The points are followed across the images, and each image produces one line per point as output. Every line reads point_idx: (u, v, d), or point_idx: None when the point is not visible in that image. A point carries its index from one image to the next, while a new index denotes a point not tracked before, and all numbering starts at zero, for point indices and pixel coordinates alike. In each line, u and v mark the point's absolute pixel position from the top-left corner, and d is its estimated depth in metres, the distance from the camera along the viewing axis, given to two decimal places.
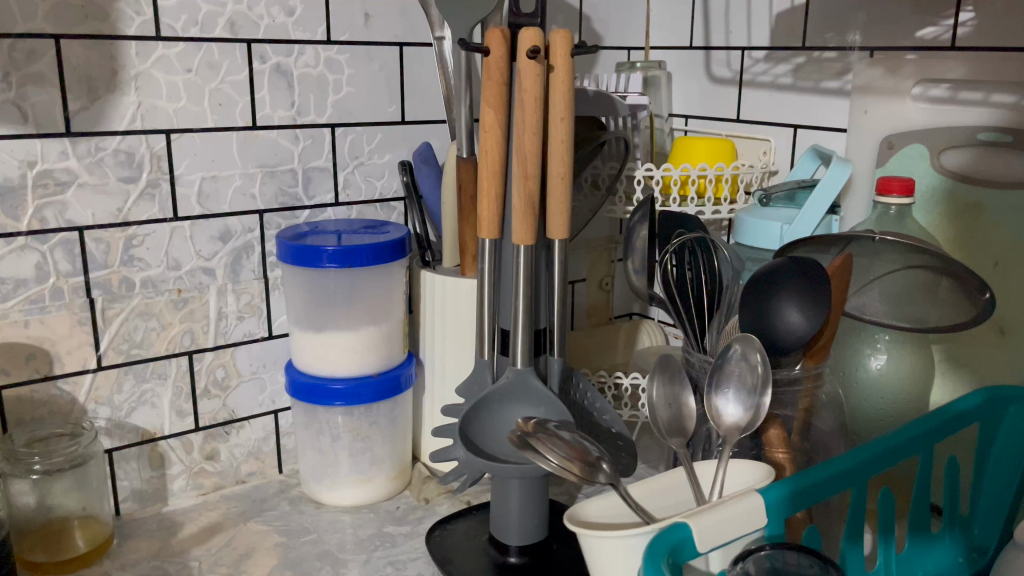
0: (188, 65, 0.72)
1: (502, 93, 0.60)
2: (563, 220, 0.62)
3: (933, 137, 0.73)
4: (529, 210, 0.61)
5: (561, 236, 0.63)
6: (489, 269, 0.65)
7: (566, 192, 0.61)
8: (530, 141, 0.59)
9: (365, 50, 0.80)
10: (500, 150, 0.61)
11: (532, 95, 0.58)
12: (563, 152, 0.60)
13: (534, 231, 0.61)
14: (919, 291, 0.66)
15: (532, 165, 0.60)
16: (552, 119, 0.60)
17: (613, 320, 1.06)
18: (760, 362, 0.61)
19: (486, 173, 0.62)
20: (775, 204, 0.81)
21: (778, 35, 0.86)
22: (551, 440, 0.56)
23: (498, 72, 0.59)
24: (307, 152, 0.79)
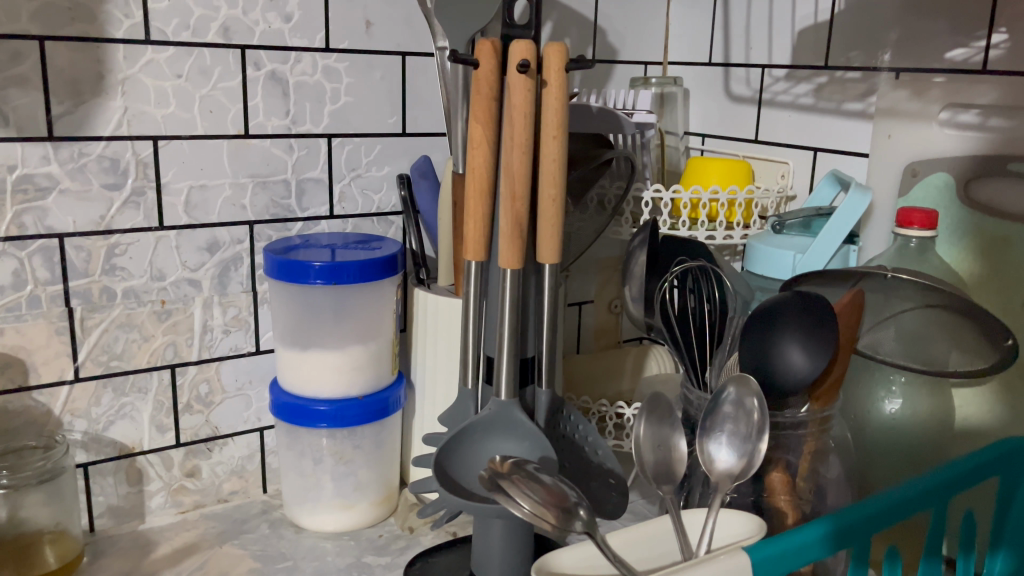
0: (178, 70, 0.69)
1: (490, 108, 0.56)
2: (553, 245, 0.59)
3: (964, 165, 0.68)
4: (517, 232, 0.57)
5: (552, 261, 0.59)
6: (474, 293, 0.61)
7: (557, 215, 0.58)
8: (519, 159, 0.56)
9: (365, 59, 0.78)
10: (487, 168, 0.58)
11: (522, 111, 0.55)
12: (555, 172, 0.57)
13: (521, 255, 0.58)
14: (936, 331, 0.61)
15: (520, 185, 0.56)
16: (544, 136, 0.57)
17: (622, 343, 1.01)
18: (756, 408, 0.57)
19: (472, 193, 0.58)
20: (789, 231, 0.76)
21: (799, 53, 0.82)
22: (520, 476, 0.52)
23: (486, 85, 0.56)
24: (302, 163, 0.77)
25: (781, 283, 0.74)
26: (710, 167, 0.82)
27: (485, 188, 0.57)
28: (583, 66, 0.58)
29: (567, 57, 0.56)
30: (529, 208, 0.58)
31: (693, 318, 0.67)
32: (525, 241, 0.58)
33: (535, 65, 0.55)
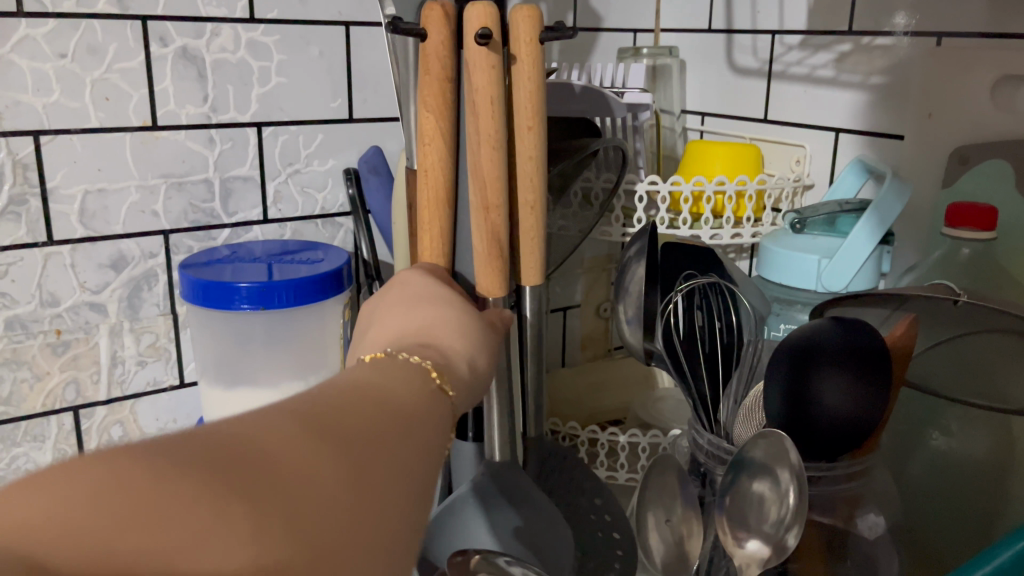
0: (61, 49, 0.56)
1: (444, 93, 0.44)
2: (536, 261, 0.48)
3: (1021, 150, 0.55)
4: (493, 252, 0.46)
5: (536, 281, 0.48)
6: None
7: (538, 225, 0.47)
8: (488, 157, 0.44)
9: (299, 31, 0.64)
10: (445, 170, 0.45)
11: (487, 96, 0.43)
12: (532, 173, 0.46)
13: (504, 281, 0.46)
14: (1004, 362, 0.49)
15: (494, 192, 0.44)
16: (517, 128, 0.45)
17: (613, 351, 0.89)
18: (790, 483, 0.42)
19: (426, 202, 0.46)
20: (811, 230, 0.65)
21: (816, 16, 0.69)
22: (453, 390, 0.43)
23: (437, 63, 0.43)
24: (226, 158, 0.64)
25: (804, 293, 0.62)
26: (714, 153, 0.70)
27: (443, 196, 0.45)
28: (561, 36, 0.46)
29: (540, 22, 0.44)
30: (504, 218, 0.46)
31: (702, 342, 0.55)
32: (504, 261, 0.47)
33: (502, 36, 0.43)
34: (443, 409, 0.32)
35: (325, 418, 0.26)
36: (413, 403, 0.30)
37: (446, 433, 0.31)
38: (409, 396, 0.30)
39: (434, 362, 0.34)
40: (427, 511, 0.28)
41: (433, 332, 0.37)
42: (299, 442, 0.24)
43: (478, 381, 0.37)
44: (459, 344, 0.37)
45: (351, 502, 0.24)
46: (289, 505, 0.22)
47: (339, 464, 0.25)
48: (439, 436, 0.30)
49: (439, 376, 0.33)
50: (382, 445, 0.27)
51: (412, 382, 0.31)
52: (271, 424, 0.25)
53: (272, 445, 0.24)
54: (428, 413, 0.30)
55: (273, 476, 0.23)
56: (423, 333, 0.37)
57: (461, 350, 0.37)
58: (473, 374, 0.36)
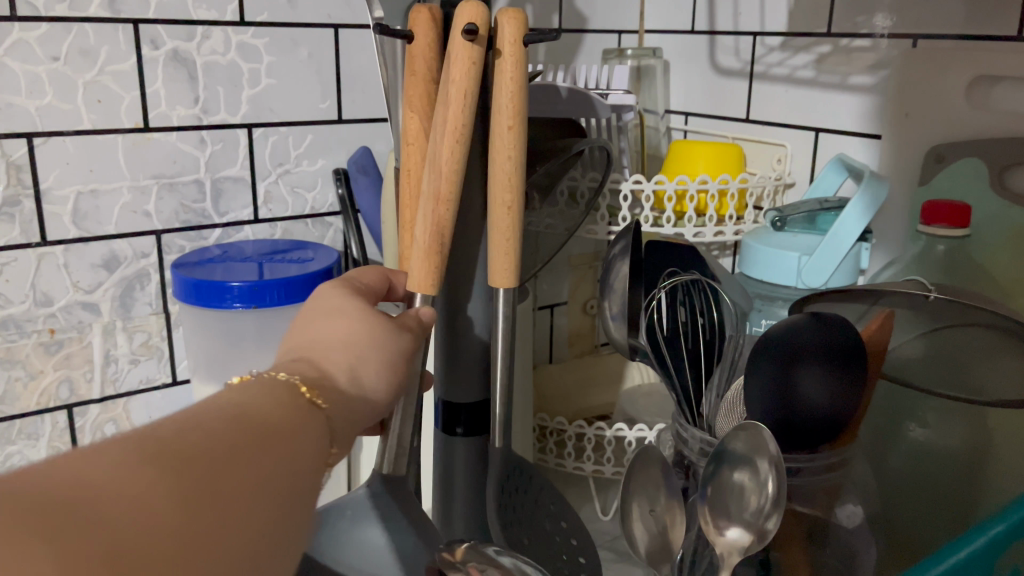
0: (54, 52, 0.57)
1: (429, 94, 0.46)
2: (508, 265, 0.47)
3: (994, 149, 0.57)
4: (435, 245, 0.44)
5: (507, 284, 0.47)
6: None
7: (513, 226, 0.46)
8: (450, 149, 0.44)
9: (288, 34, 0.65)
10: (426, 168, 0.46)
11: (461, 90, 0.43)
12: (509, 172, 0.46)
13: (438, 279, 0.45)
14: (972, 355, 0.50)
15: (449, 184, 0.44)
16: (498, 127, 0.45)
17: (599, 348, 0.91)
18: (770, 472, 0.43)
19: (405, 198, 0.47)
20: (792, 227, 0.66)
21: (796, 18, 0.70)
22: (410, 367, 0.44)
23: (423, 63, 0.45)
24: (216, 159, 0.65)
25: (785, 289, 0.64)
26: (697, 152, 0.71)
27: (418, 191, 0.46)
28: (547, 40, 0.47)
29: (527, 26, 0.45)
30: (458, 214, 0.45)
31: (685, 338, 0.56)
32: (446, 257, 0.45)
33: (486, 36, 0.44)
34: (314, 420, 0.30)
35: (165, 443, 0.24)
36: (275, 420, 0.29)
37: (316, 451, 0.30)
38: (269, 411, 0.29)
39: (310, 379, 0.32)
40: (286, 531, 0.27)
41: (318, 343, 0.35)
42: (134, 470, 0.23)
43: (368, 393, 0.35)
44: (345, 355, 0.35)
45: (191, 529, 0.23)
46: (113, 537, 0.21)
47: (174, 490, 0.23)
48: (305, 451, 0.29)
49: (309, 389, 0.31)
50: (234, 465, 0.25)
51: (273, 397, 0.30)
52: (104, 450, 0.23)
53: (102, 475, 0.22)
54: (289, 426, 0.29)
55: (80, 509, 0.21)
56: (303, 348, 0.35)
57: (346, 363, 0.35)
58: (355, 390, 0.34)
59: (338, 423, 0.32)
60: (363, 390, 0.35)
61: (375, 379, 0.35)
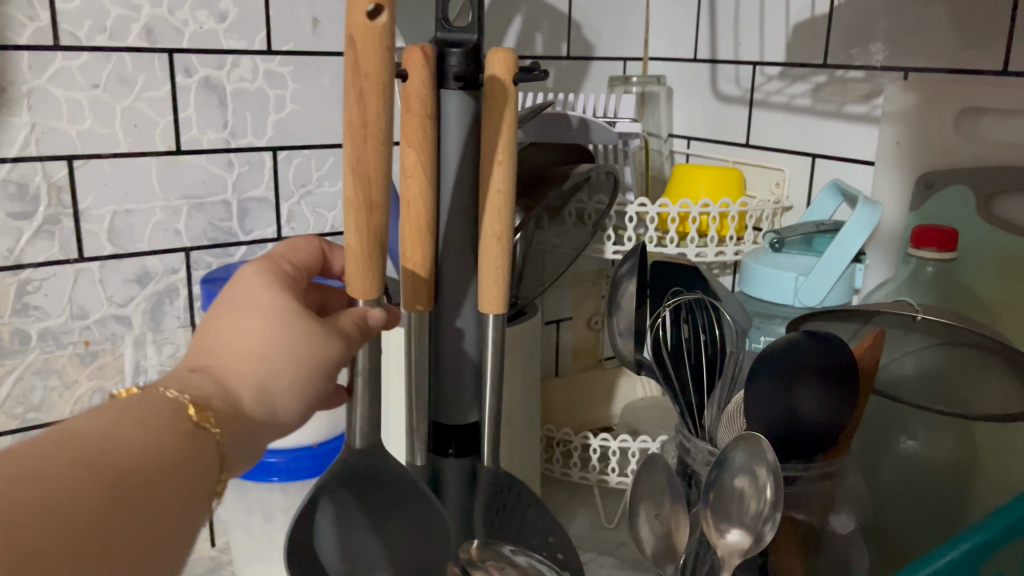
0: (94, 80, 0.60)
1: (424, 129, 0.47)
2: (497, 293, 0.50)
3: (980, 178, 0.61)
4: (373, 252, 0.41)
5: (496, 311, 0.50)
6: (418, 351, 0.51)
7: (502, 256, 0.49)
8: (371, 151, 0.38)
9: (312, 62, 0.69)
10: (426, 202, 0.48)
11: (375, 83, 0.37)
12: (499, 206, 0.48)
13: (378, 284, 0.42)
14: (964, 371, 0.53)
15: (376, 189, 0.39)
16: (488, 161, 0.48)
17: (603, 362, 0.94)
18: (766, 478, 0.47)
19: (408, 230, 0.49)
20: (789, 249, 0.70)
21: (793, 50, 0.74)
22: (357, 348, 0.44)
23: (418, 101, 0.46)
24: (243, 180, 0.68)
25: (783, 308, 0.67)
26: (699, 177, 0.75)
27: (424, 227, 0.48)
28: (535, 77, 0.49)
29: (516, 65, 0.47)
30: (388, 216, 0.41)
31: (688, 354, 0.59)
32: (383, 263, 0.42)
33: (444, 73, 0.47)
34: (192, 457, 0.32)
35: (15, 491, 0.25)
36: (147, 462, 0.30)
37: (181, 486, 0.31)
38: (149, 451, 0.30)
39: (208, 399, 0.33)
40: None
41: (224, 351, 0.36)
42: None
43: (274, 413, 0.36)
44: (254, 368, 0.35)
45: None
46: None
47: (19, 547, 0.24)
48: (174, 496, 0.30)
49: (198, 414, 0.32)
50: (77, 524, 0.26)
51: (155, 432, 0.31)
52: None
53: None
54: (167, 471, 0.30)
55: None
56: (211, 356, 0.36)
57: (250, 375, 0.35)
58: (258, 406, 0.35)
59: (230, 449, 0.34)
60: (271, 413, 0.35)
61: (287, 398, 0.36)
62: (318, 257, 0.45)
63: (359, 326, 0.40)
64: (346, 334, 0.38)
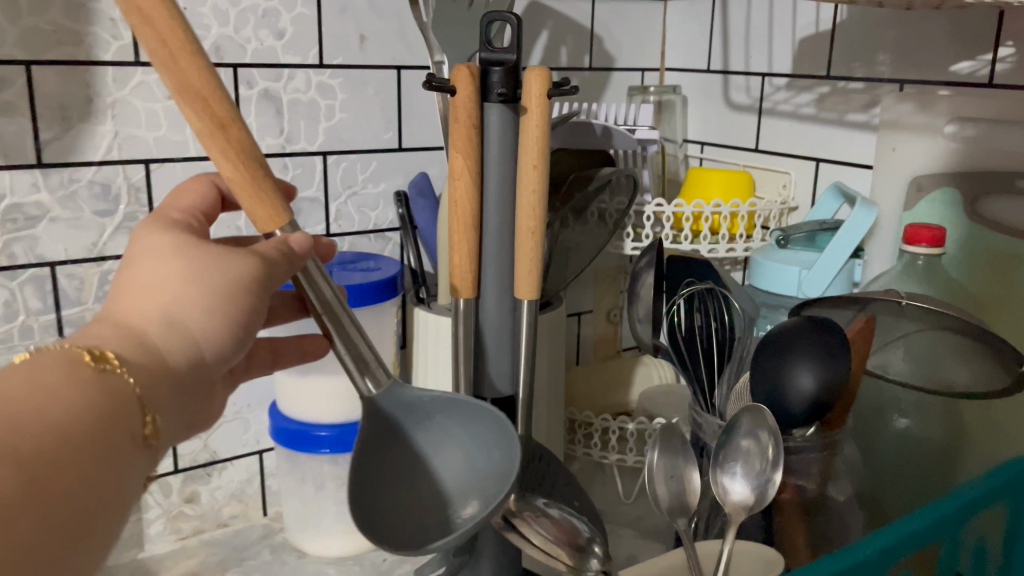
0: (168, 92, 0.68)
1: (471, 137, 0.54)
2: (531, 280, 0.57)
3: (966, 181, 0.67)
4: (250, 171, 0.41)
5: (530, 296, 0.57)
6: (464, 333, 0.58)
7: (536, 248, 0.56)
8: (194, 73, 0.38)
9: (359, 75, 0.76)
10: (471, 201, 0.55)
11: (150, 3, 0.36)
12: (534, 203, 0.55)
13: (279, 207, 0.42)
14: (948, 354, 0.60)
15: (219, 109, 0.39)
16: (524, 165, 0.55)
17: (621, 353, 1.01)
18: (771, 445, 0.55)
19: (458, 226, 0.56)
20: (794, 246, 0.76)
21: (800, 62, 0.81)
22: (305, 273, 0.44)
23: (465, 112, 0.54)
24: (296, 182, 0.75)
25: (788, 300, 0.73)
26: (711, 179, 0.81)
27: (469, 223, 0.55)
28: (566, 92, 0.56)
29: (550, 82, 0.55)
30: (249, 138, 0.41)
31: (700, 340, 0.66)
32: (273, 189, 0.42)
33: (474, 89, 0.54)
34: (105, 394, 0.31)
35: None
36: (54, 400, 0.30)
37: (94, 424, 0.31)
38: (48, 400, 0.30)
39: (120, 343, 0.33)
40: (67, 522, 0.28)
41: (129, 296, 0.36)
42: None
43: (191, 339, 0.35)
44: (155, 303, 0.35)
45: None
46: None
47: None
48: (93, 425, 0.30)
49: (96, 356, 0.32)
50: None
51: (55, 375, 0.31)
52: None
53: None
54: (72, 413, 0.30)
55: None
56: (119, 307, 0.35)
57: (160, 315, 0.35)
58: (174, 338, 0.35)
59: (150, 387, 0.34)
60: (189, 338, 0.35)
61: (199, 323, 0.35)
62: (217, 197, 0.46)
63: (278, 247, 0.40)
64: (257, 252, 0.38)
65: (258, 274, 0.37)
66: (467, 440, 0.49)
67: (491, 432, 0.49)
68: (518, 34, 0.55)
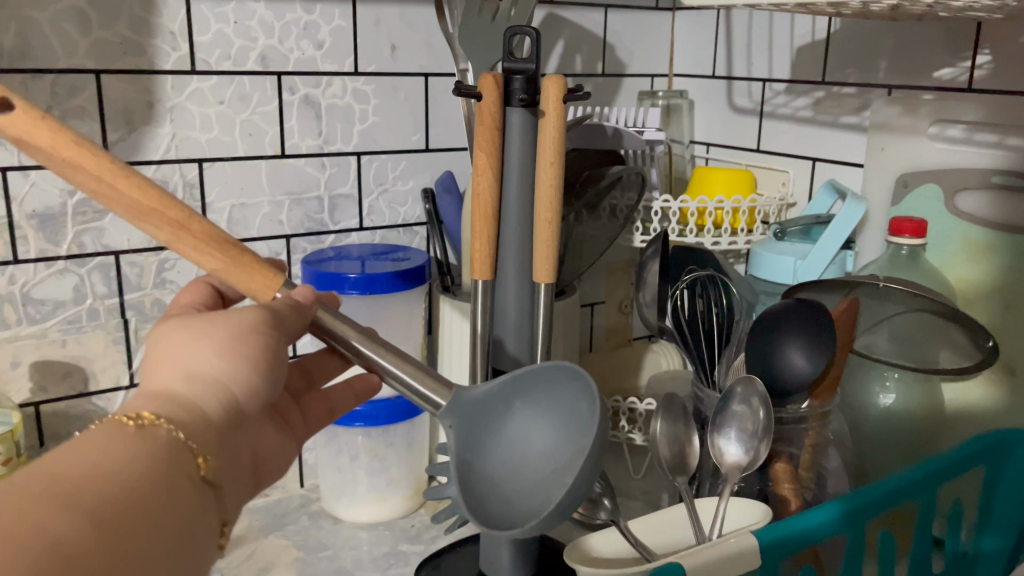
0: (220, 97, 0.75)
1: (494, 138, 0.61)
2: (547, 265, 0.64)
3: (947, 178, 0.73)
4: (227, 254, 0.45)
5: (546, 280, 0.64)
6: (483, 312, 0.64)
7: (552, 237, 0.63)
8: (138, 189, 0.43)
9: (390, 81, 0.83)
10: (493, 194, 0.62)
11: (80, 148, 0.41)
12: (550, 197, 0.62)
13: (268, 270, 0.46)
14: (927, 332, 0.66)
15: (175, 211, 0.44)
16: (542, 162, 0.62)
17: (632, 342, 1.07)
18: (761, 408, 0.62)
19: (479, 216, 0.63)
20: (790, 238, 0.82)
21: (798, 69, 0.87)
22: (321, 323, 0.48)
23: (489, 116, 0.61)
24: (333, 180, 0.82)
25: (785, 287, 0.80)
26: (716, 178, 0.87)
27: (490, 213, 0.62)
28: (580, 97, 0.63)
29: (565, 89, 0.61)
30: (211, 227, 0.45)
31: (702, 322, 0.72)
32: (252, 260, 0.46)
33: (498, 95, 0.61)
34: (156, 445, 0.34)
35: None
36: (109, 456, 0.32)
37: (152, 473, 0.33)
38: (104, 458, 0.32)
39: (156, 406, 0.35)
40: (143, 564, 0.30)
41: (160, 366, 0.38)
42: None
43: (220, 384, 0.38)
44: (178, 366, 0.38)
45: None
46: None
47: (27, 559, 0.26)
48: (149, 474, 0.33)
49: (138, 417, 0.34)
50: (41, 505, 0.28)
51: (103, 436, 0.33)
52: None
53: None
54: (127, 465, 0.32)
55: None
56: (154, 376, 0.38)
57: (194, 374, 0.37)
58: (212, 390, 0.37)
59: (197, 434, 0.36)
60: (224, 391, 0.38)
61: (224, 368, 0.38)
62: (214, 292, 0.51)
63: (285, 303, 0.43)
64: (265, 305, 0.42)
65: (265, 318, 0.40)
66: (544, 413, 0.52)
67: (572, 389, 0.52)
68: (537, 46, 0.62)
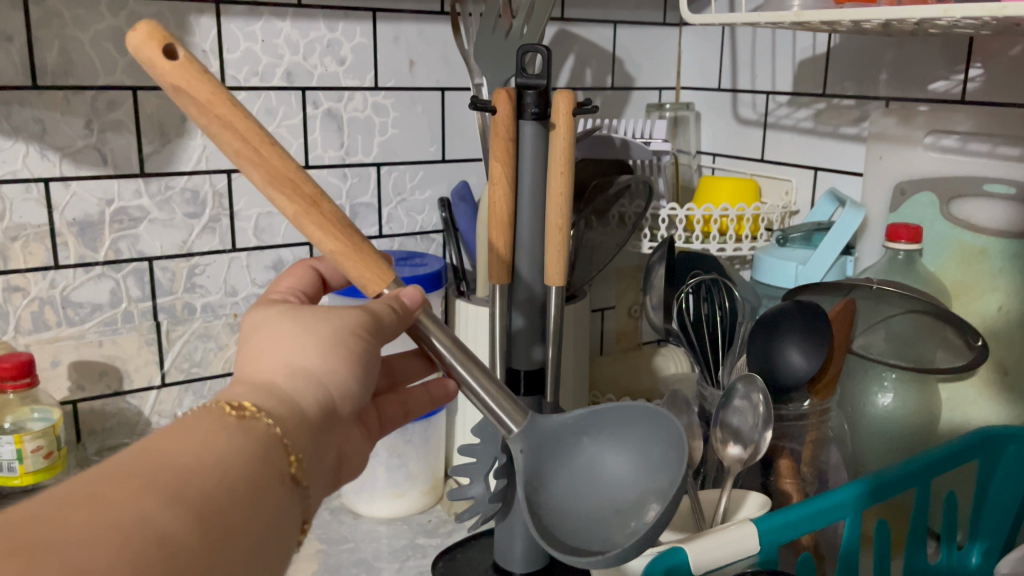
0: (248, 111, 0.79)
1: (508, 149, 0.65)
2: (558, 268, 0.67)
3: (940, 185, 0.76)
4: (347, 238, 0.47)
5: (557, 283, 0.67)
6: (500, 314, 0.68)
7: (563, 243, 0.66)
8: (279, 161, 0.44)
9: (409, 95, 0.87)
10: (507, 202, 0.66)
11: (237, 115, 0.42)
12: (561, 204, 0.66)
13: (380, 265, 0.48)
14: (923, 333, 0.69)
15: (308, 187, 0.45)
16: (553, 171, 0.65)
17: (641, 345, 1.10)
18: (761, 403, 0.64)
19: (495, 223, 0.67)
20: (793, 245, 0.85)
21: (800, 82, 0.90)
22: (420, 325, 0.49)
23: (503, 128, 0.65)
24: (354, 189, 0.86)
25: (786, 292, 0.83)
26: (721, 187, 0.90)
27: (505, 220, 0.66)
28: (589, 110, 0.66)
29: (575, 102, 0.65)
30: (335, 210, 0.47)
31: (707, 325, 0.75)
32: (368, 250, 0.48)
33: (511, 109, 0.64)
34: (254, 437, 0.35)
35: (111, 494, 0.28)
36: (214, 445, 0.33)
37: (249, 466, 0.33)
38: (208, 448, 0.33)
39: (257, 398, 0.37)
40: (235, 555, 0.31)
41: (257, 362, 0.39)
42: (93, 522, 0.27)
43: (318, 383, 0.39)
44: (277, 360, 0.39)
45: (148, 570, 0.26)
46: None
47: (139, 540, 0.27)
48: (249, 465, 0.33)
49: (240, 407, 0.35)
50: (151, 492, 0.29)
51: (203, 425, 0.34)
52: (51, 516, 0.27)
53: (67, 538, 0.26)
54: (229, 457, 0.33)
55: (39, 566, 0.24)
56: (252, 371, 0.39)
57: (288, 372, 0.39)
58: (303, 386, 0.39)
59: (293, 431, 0.37)
60: (319, 389, 0.39)
61: (320, 364, 0.39)
62: (314, 278, 0.52)
63: (389, 307, 0.45)
64: (367, 309, 0.43)
65: (361, 323, 0.42)
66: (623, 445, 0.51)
67: (652, 423, 0.51)
68: (547, 61, 0.66)
